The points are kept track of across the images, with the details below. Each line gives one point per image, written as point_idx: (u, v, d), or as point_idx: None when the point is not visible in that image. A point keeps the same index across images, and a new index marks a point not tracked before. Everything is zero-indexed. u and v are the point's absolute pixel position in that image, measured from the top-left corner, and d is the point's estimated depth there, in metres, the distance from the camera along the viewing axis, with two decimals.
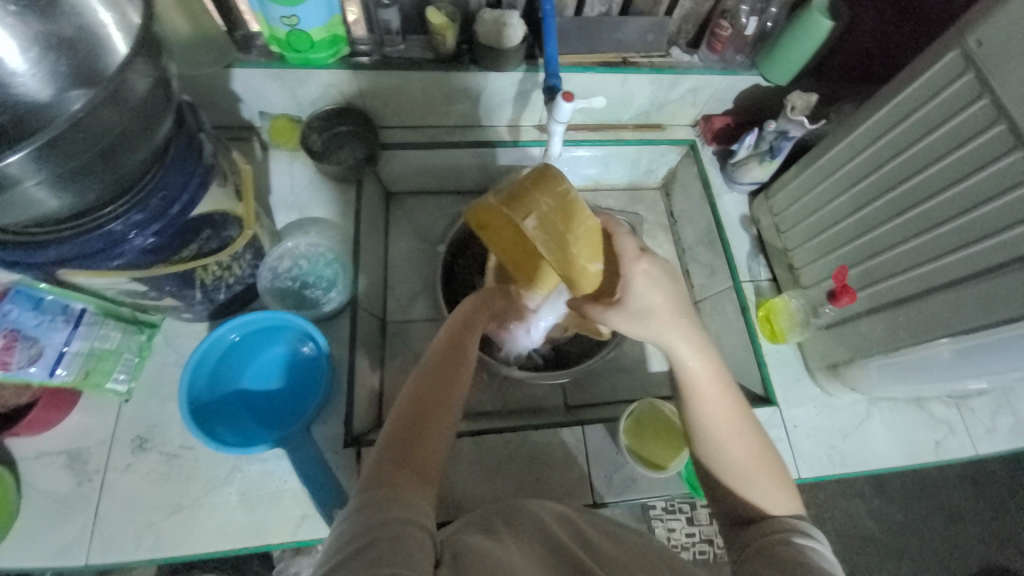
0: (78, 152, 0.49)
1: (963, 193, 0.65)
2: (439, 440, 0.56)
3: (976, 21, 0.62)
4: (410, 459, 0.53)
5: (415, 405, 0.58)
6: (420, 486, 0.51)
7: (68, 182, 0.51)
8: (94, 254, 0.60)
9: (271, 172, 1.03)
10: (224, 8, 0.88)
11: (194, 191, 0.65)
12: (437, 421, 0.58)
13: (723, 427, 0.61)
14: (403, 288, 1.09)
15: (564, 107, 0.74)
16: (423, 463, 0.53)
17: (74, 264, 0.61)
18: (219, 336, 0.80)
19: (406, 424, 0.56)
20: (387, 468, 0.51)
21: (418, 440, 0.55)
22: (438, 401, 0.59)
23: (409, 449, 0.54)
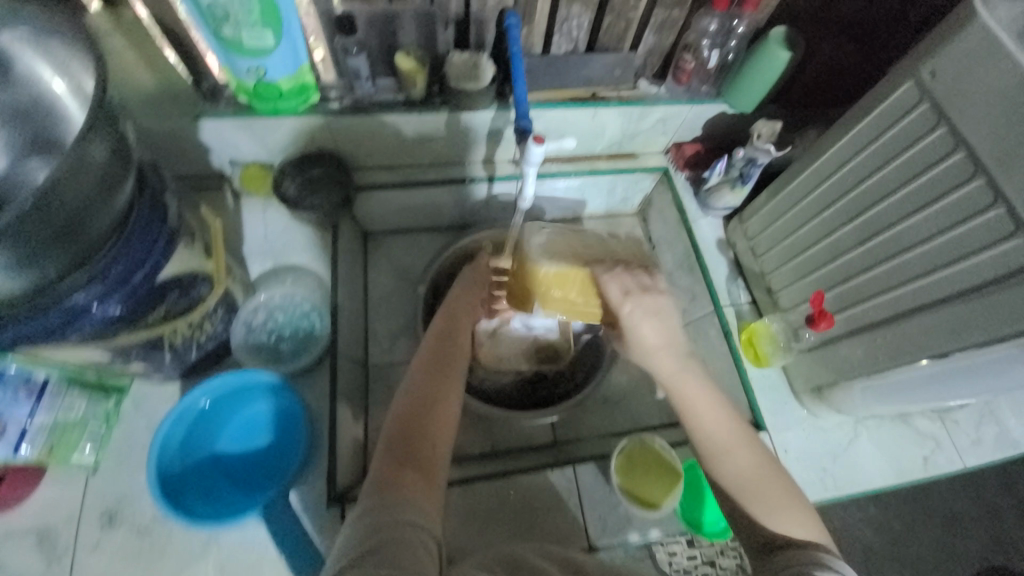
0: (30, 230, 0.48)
1: (926, 221, 0.67)
2: (436, 443, 0.63)
3: (928, 53, 0.64)
4: (410, 462, 0.59)
5: (411, 414, 0.65)
6: (423, 487, 0.57)
7: (24, 261, 0.49)
8: (57, 330, 0.58)
9: (243, 220, 1.01)
10: (190, 61, 0.87)
11: (159, 256, 0.63)
12: (431, 424, 0.65)
13: (718, 440, 0.68)
14: (385, 330, 1.07)
15: (535, 151, 0.74)
16: (423, 465, 0.60)
17: (36, 342, 0.59)
18: (189, 402, 0.78)
19: (402, 431, 0.63)
20: (388, 473, 0.57)
21: (415, 445, 0.62)
22: (428, 406, 0.66)
23: (408, 454, 0.60)
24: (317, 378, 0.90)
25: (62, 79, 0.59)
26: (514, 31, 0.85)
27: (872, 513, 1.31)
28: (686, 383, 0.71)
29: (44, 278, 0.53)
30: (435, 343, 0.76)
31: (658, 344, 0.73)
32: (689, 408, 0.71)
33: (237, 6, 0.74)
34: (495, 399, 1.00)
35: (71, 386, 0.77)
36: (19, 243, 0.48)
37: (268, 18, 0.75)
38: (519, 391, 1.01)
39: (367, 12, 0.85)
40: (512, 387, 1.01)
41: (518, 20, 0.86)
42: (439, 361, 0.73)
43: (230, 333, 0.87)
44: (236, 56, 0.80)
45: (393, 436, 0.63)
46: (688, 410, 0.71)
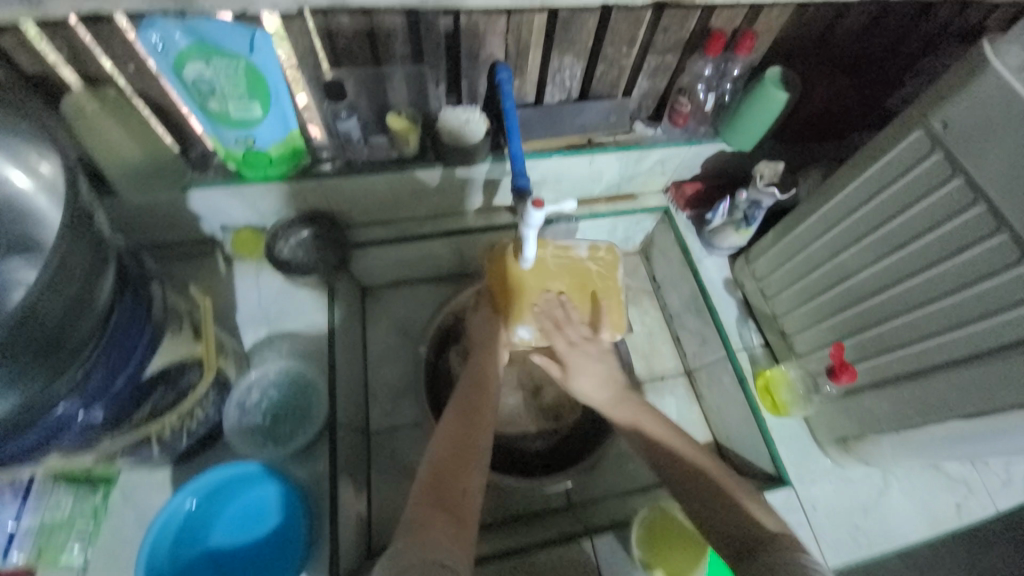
0: (14, 355, 0.46)
1: (948, 274, 0.66)
2: (469, 490, 0.66)
3: (936, 102, 0.63)
4: (443, 507, 0.62)
5: (447, 455, 0.69)
6: (454, 531, 0.59)
7: (12, 380, 0.47)
8: (34, 447, 0.56)
9: (235, 287, 0.98)
10: (177, 131, 0.85)
11: (142, 356, 0.61)
12: (467, 463, 0.68)
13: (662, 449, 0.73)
14: (385, 391, 1.03)
15: (535, 215, 0.69)
16: (455, 510, 0.62)
17: (8, 460, 0.57)
18: (174, 505, 0.74)
19: (436, 476, 0.66)
20: (421, 516, 0.60)
21: (449, 491, 0.64)
22: (463, 454, 0.69)
23: (441, 497, 0.63)
24: (319, 453, 0.86)
25: (28, 177, 0.57)
26: (506, 85, 0.83)
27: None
28: (620, 407, 0.77)
29: (30, 397, 0.50)
30: (472, 381, 0.80)
31: (599, 390, 0.78)
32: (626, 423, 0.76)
33: (224, 80, 0.72)
34: (503, 464, 0.95)
35: (58, 479, 0.76)
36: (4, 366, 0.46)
37: (254, 89, 0.74)
38: (530, 450, 0.97)
39: (355, 74, 0.84)
40: (522, 447, 0.97)
41: (509, 74, 0.84)
42: (476, 395, 0.77)
43: (222, 415, 0.83)
44: (225, 127, 0.78)
45: (428, 477, 0.66)
46: (640, 427, 0.75)
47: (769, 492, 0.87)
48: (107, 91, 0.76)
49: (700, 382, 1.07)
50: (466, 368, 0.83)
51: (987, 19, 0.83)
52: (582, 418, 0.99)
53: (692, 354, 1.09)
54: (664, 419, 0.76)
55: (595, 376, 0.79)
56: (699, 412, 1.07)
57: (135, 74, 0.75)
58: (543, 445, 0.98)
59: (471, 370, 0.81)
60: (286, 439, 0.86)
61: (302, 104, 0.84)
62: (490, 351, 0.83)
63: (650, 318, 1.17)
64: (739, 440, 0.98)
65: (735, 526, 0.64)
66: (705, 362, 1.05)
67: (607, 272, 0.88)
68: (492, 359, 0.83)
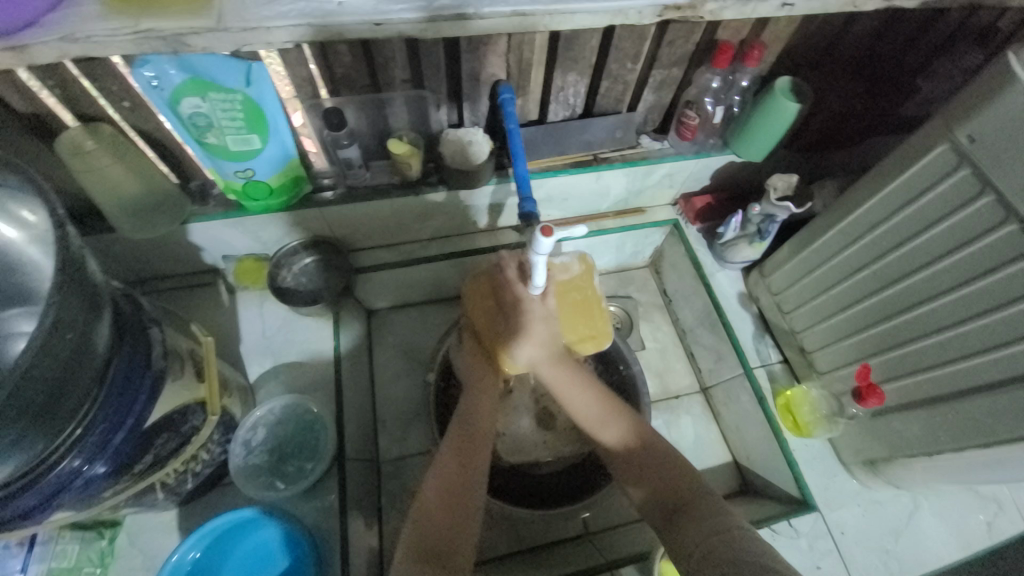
0: (11, 423, 0.44)
1: (980, 293, 0.63)
2: (459, 541, 0.64)
3: (962, 116, 0.60)
4: (434, 562, 0.60)
5: (442, 499, 0.67)
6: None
7: (10, 447, 0.46)
8: (34, 510, 0.55)
9: (240, 317, 0.97)
10: (176, 165, 0.83)
11: (141, 409, 0.59)
12: (463, 512, 0.66)
13: (590, 418, 0.76)
14: (394, 419, 1.00)
15: (542, 242, 0.65)
16: (446, 562, 0.61)
17: (11, 524, 0.55)
18: (177, 558, 0.72)
19: (430, 524, 0.64)
20: (412, 569, 0.59)
21: (441, 545, 0.62)
22: (457, 502, 0.67)
23: (433, 549, 0.62)
24: (328, 488, 0.84)
25: (14, 228, 0.55)
26: (509, 107, 0.81)
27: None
28: (554, 367, 0.76)
29: (28, 460, 0.50)
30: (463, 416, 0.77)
31: (537, 352, 0.76)
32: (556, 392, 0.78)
33: (220, 114, 0.70)
34: (516, 495, 0.92)
35: (64, 527, 0.76)
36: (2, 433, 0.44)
37: (252, 122, 0.72)
38: (545, 478, 0.95)
39: (355, 101, 0.82)
40: (537, 475, 0.95)
41: (512, 94, 0.82)
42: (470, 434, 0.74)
43: (228, 454, 0.81)
44: (223, 160, 0.76)
45: (419, 525, 0.65)
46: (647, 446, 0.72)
47: (795, 518, 0.84)
48: (103, 128, 0.73)
49: (716, 401, 1.04)
50: (459, 406, 0.79)
51: (998, 20, 0.79)
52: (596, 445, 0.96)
53: (707, 371, 1.06)
54: (599, 387, 0.78)
55: (540, 342, 0.76)
56: (717, 430, 1.04)
57: (131, 110, 0.73)
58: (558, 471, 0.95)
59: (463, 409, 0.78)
60: (294, 474, 0.84)
61: (298, 124, 0.82)
62: (479, 388, 0.80)
63: (662, 334, 1.14)
64: (760, 462, 0.95)
65: (669, 481, 0.68)
66: (722, 379, 1.02)
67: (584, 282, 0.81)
68: (486, 393, 0.80)
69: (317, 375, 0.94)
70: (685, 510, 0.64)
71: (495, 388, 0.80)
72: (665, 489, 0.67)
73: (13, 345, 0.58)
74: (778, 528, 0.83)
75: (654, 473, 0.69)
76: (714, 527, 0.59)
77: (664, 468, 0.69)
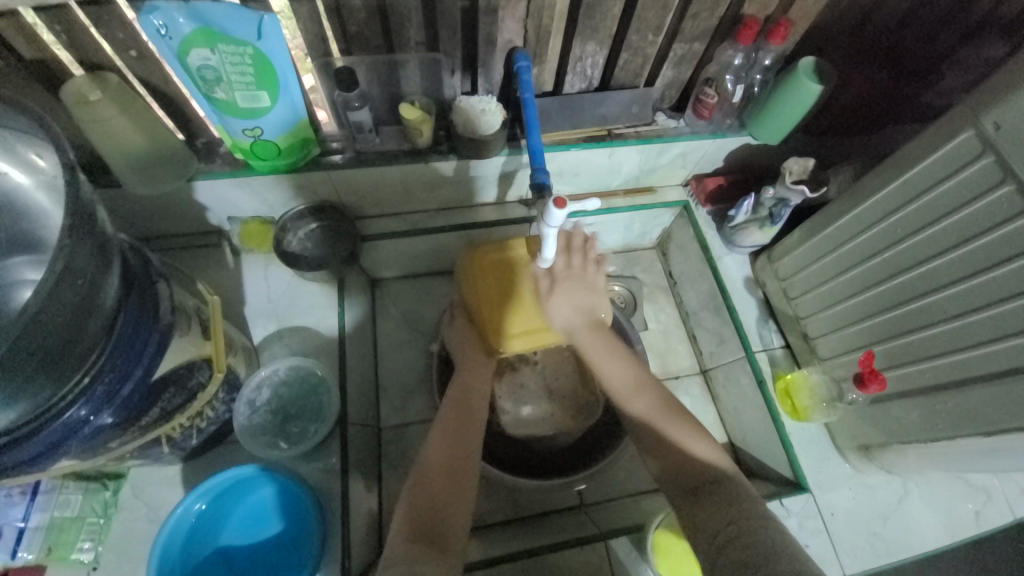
0: (20, 365, 0.44)
1: (992, 284, 0.62)
2: (452, 516, 0.63)
3: (990, 101, 0.59)
4: (428, 535, 0.60)
5: (439, 468, 0.68)
6: (440, 560, 0.57)
7: (18, 389, 0.46)
8: (36, 458, 0.54)
9: (244, 279, 0.96)
10: (182, 120, 0.82)
11: (149, 361, 0.59)
12: (458, 485, 0.67)
13: (622, 388, 0.74)
14: (395, 386, 1.01)
15: (555, 214, 0.63)
16: (440, 535, 0.60)
17: (10, 472, 0.54)
18: (182, 510, 0.73)
19: (424, 499, 0.64)
20: (405, 542, 0.58)
21: (433, 519, 0.62)
22: (452, 476, 0.67)
23: (425, 525, 0.61)
24: (330, 450, 0.85)
25: (24, 173, 0.55)
26: (525, 75, 0.79)
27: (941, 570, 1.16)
28: (588, 334, 0.77)
29: (35, 406, 0.51)
30: (458, 391, 0.79)
31: (574, 316, 0.77)
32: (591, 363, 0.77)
33: (229, 68, 0.68)
34: (515, 466, 0.93)
35: (68, 477, 0.76)
36: (8, 377, 0.44)
37: (262, 77, 0.70)
38: (542, 451, 0.96)
39: (367, 62, 0.80)
40: (535, 447, 0.96)
41: (529, 62, 0.80)
42: (464, 411, 0.76)
43: (232, 413, 0.82)
44: (230, 117, 0.74)
45: (417, 493, 0.65)
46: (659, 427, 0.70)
47: (787, 498, 0.85)
48: (109, 78, 0.71)
49: (715, 382, 1.05)
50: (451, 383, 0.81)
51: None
52: (596, 422, 0.98)
53: (708, 354, 1.07)
54: (635, 363, 0.76)
55: (576, 306, 0.77)
56: (714, 412, 1.05)
57: (137, 60, 0.71)
58: (557, 444, 0.97)
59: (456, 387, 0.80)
60: (297, 435, 0.85)
61: (309, 84, 0.82)
62: (471, 364, 0.81)
63: (665, 316, 1.14)
64: (755, 444, 0.96)
65: (687, 466, 0.66)
66: (722, 361, 1.03)
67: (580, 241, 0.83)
68: (478, 373, 0.81)
69: (321, 340, 0.95)
70: (706, 496, 0.62)
71: (487, 365, 0.82)
72: (684, 476, 0.65)
73: (18, 293, 0.57)
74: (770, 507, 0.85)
75: (673, 458, 0.67)
76: (736, 516, 0.57)
77: (679, 454, 0.67)
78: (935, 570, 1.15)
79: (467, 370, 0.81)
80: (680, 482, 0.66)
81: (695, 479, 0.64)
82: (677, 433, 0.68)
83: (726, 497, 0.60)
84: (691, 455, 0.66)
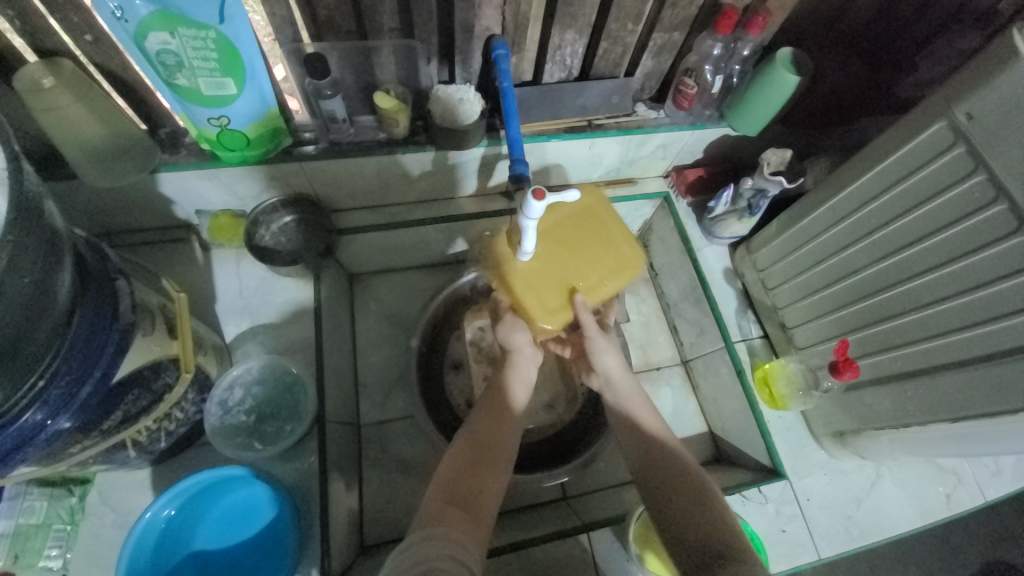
0: None
1: (965, 272, 0.64)
2: (488, 490, 0.61)
3: (962, 92, 0.59)
4: (459, 504, 0.58)
5: (479, 442, 0.66)
6: (469, 531, 0.54)
7: None
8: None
9: (215, 275, 0.93)
10: (143, 108, 0.78)
11: (109, 362, 0.57)
12: (490, 467, 0.64)
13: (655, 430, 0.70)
14: (375, 383, 0.99)
15: (534, 207, 0.61)
16: (471, 507, 0.58)
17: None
18: (151, 515, 0.70)
19: (456, 472, 0.62)
20: (433, 510, 0.56)
21: (467, 488, 0.60)
22: (486, 458, 0.64)
23: (456, 492, 0.59)
24: (308, 450, 0.83)
25: None
26: (503, 63, 0.77)
27: (913, 551, 1.20)
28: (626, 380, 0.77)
29: None
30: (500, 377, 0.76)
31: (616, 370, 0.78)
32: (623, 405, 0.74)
33: (192, 53, 0.64)
34: None
35: (33, 482, 0.73)
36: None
37: (228, 63, 0.67)
38: (524, 445, 0.97)
39: (339, 48, 0.77)
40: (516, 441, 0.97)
41: (507, 50, 0.78)
42: (499, 399, 0.72)
43: (204, 413, 0.80)
44: (195, 105, 0.70)
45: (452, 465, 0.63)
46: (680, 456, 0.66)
47: (766, 484, 0.87)
48: (63, 64, 0.67)
49: (696, 373, 1.06)
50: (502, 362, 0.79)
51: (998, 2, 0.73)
52: (576, 414, 0.99)
53: (688, 344, 1.08)
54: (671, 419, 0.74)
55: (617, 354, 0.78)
56: (695, 402, 1.06)
57: (93, 45, 0.67)
58: (538, 437, 0.98)
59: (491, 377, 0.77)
60: (273, 435, 0.83)
61: (279, 76, 0.79)
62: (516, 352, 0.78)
63: (646, 308, 1.14)
64: (734, 433, 0.98)
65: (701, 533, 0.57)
66: (702, 352, 1.04)
67: (603, 214, 0.77)
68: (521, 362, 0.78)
69: (299, 337, 0.92)
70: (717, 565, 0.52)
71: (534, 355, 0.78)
72: (694, 546, 0.56)
73: None
74: (749, 494, 0.86)
75: (671, 490, 0.63)
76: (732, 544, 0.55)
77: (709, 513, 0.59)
78: (908, 553, 1.19)
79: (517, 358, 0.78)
80: (692, 550, 0.56)
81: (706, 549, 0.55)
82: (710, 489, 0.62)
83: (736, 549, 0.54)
84: (714, 519, 0.58)
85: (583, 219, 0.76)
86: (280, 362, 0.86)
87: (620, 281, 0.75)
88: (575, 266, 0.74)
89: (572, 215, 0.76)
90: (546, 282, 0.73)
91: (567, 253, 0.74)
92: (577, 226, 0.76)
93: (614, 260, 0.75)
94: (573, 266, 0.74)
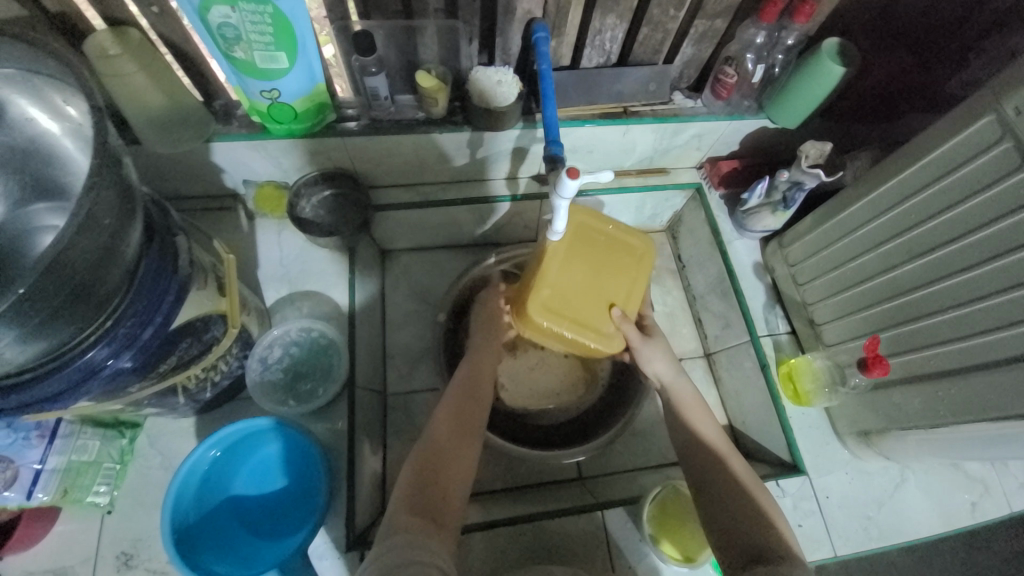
0: (49, 301, 0.46)
1: (1004, 269, 0.62)
2: (457, 479, 0.64)
3: (1011, 85, 0.58)
4: (430, 493, 0.60)
5: (449, 428, 0.68)
6: (439, 523, 0.57)
7: (44, 326, 0.48)
8: (59, 396, 0.56)
9: (258, 242, 0.98)
10: (199, 79, 0.82)
11: (168, 309, 0.62)
12: (458, 451, 0.66)
13: (718, 442, 0.70)
14: (402, 355, 1.03)
15: (568, 185, 0.62)
16: (443, 493, 0.61)
17: (34, 409, 0.55)
18: (197, 456, 0.76)
19: (430, 458, 0.64)
20: (410, 499, 0.59)
21: (438, 479, 0.62)
22: (456, 445, 0.67)
23: (427, 484, 0.61)
24: (337, 412, 0.87)
25: (53, 120, 0.58)
26: (543, 46, 0.79)
27: (933, 562, 1.17)
28: (685, 386, 0.78)
29: (58, 343, 0.52)
30: (467, 371, 0.78)
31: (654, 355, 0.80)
32: (686, 412, 0.75)
33: (250, 27, 0.68)
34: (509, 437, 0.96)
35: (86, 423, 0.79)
36: (33, 312, 0.45)
37: (282, 37, 0.70)
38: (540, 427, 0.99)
39: (386, 27, 0.80)
40: (531, 421, 0.99)
41: (547, 34, 0.79)
42: (470, 389, 0.75)
43: (245, 369, 0.85)
44: (249, 78, 0.74)
45: (427, 450, 0.65)
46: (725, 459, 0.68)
47: (784, 479, 0.87)
48: (131, 34, 0.71)
49: (719, 366, 1.06)
50: (466, 359, 0.81)
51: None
52: (596, 399, 1.01)
53: (712, 337, 1.07)
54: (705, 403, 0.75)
55: (665, 356, 0.79)
56: (716, 394, 1.06)
57: (159, 16, 0.71)
58: (556, 419, 1.00)
59: (468, 363, 0.80)
60: (307, 395, 0.88)
61: (327, 55, 0.82)
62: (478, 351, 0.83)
63: (672, 298, 1.14)
64: (755, 426, 0.97)
65: (736, 528, 0.61)
66: (726, 346, 1.03)
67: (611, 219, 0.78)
68: (486, 357, 0.82)
69: (333, 306, 0.97)
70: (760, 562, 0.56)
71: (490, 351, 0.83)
72: (734, 539, 0.60)
73: (41, 236, 0.59)
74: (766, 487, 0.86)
75: (716, 487, 0.66)
76: (764, 540, 0.58)
77: (754, 512, 0.62)
78: (931, 564, 1.16)
79: (478, 352, 0.83)
80: (731, 547, 0.60)
81: (746, 545, 0.59)
82: (757, 492, 0.65)
83: (769, 540, 0.58)
84: (753, 517, 0.61)
85: (586, 236, 0.76)
86: (312, 326, 0.91)
87: (643, 274, 0.78)
88: (608, 284, 0.76)
89: (571, 236, 0.76)
90: (596, 311, 0.75)
91: (596, 276, 0.75)
92: (590, 243, 0.76)
93: (632, 256, 0.78)
94: (605, 284, 0.75)
